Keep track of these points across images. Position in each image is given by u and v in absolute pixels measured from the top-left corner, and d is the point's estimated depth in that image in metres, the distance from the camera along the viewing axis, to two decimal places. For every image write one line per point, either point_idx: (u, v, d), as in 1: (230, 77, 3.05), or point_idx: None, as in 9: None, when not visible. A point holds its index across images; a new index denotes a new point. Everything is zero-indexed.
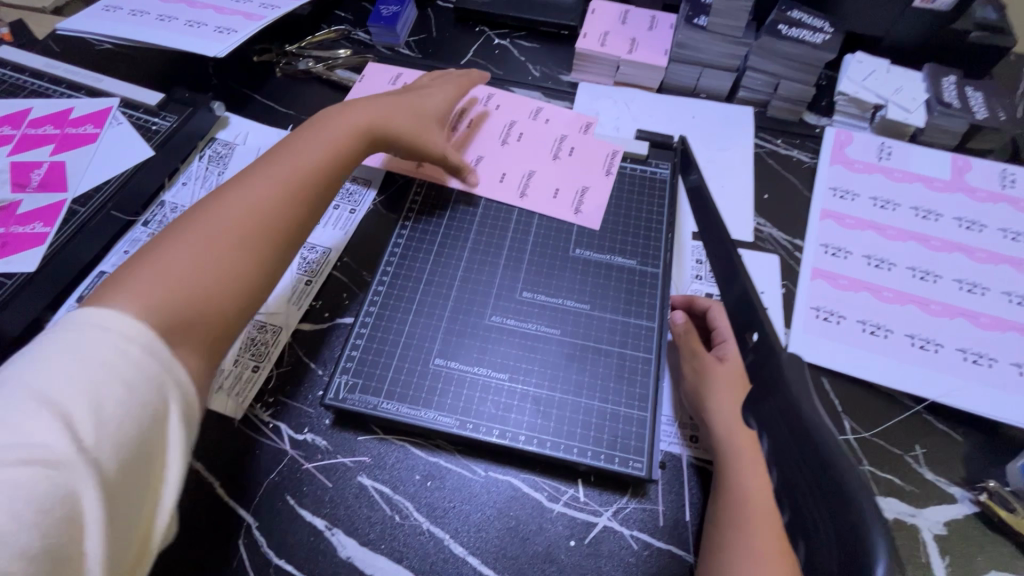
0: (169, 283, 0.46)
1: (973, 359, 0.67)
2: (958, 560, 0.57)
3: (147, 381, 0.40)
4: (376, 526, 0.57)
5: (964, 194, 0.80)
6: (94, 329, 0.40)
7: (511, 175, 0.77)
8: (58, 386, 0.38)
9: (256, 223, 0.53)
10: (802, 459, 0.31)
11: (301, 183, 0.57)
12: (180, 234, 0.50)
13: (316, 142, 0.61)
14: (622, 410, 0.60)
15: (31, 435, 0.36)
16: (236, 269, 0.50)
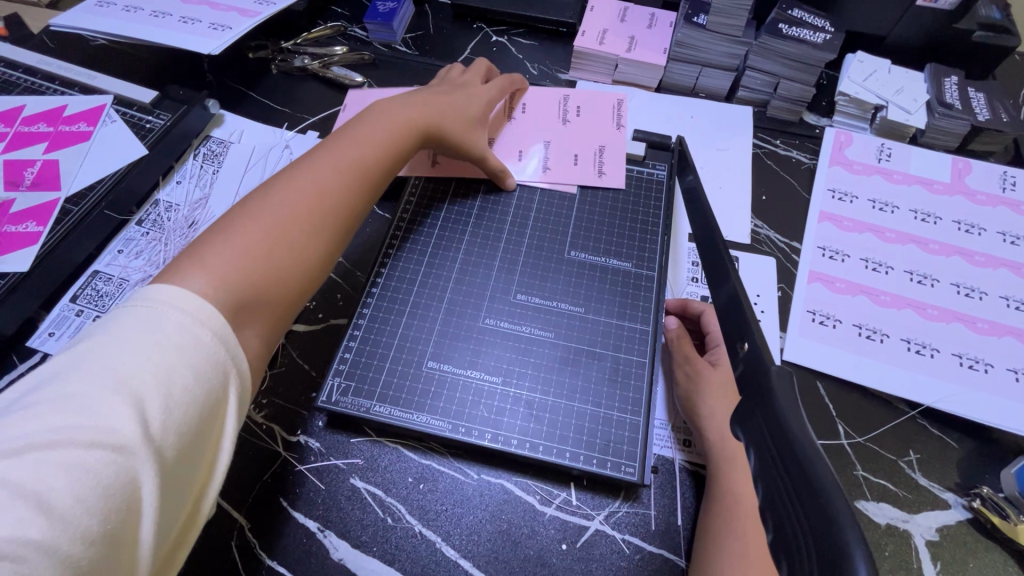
0: (237, 268, 0.49)
1: (969, 364, 0.67)
2: (949, 566, 0.57)
3: (212, 367, 0.42)
4: (368, 529, 0.57)
5: (964, 196, 0.80)
6: (165, 318, 0.42)
7: (527, 151, 0.78)
8: (127, 367, 0.39)
9: (314, 215, 0.55)
10: (783, 474, 0.31)
11: (354, 179, 0.59)
12: (243, 219, 0.52)
13: (369, 138, 0.63)
14: (616, 414, 0.59)
15: (102, 417, 0.37)
16: (285, 267, 0.52)
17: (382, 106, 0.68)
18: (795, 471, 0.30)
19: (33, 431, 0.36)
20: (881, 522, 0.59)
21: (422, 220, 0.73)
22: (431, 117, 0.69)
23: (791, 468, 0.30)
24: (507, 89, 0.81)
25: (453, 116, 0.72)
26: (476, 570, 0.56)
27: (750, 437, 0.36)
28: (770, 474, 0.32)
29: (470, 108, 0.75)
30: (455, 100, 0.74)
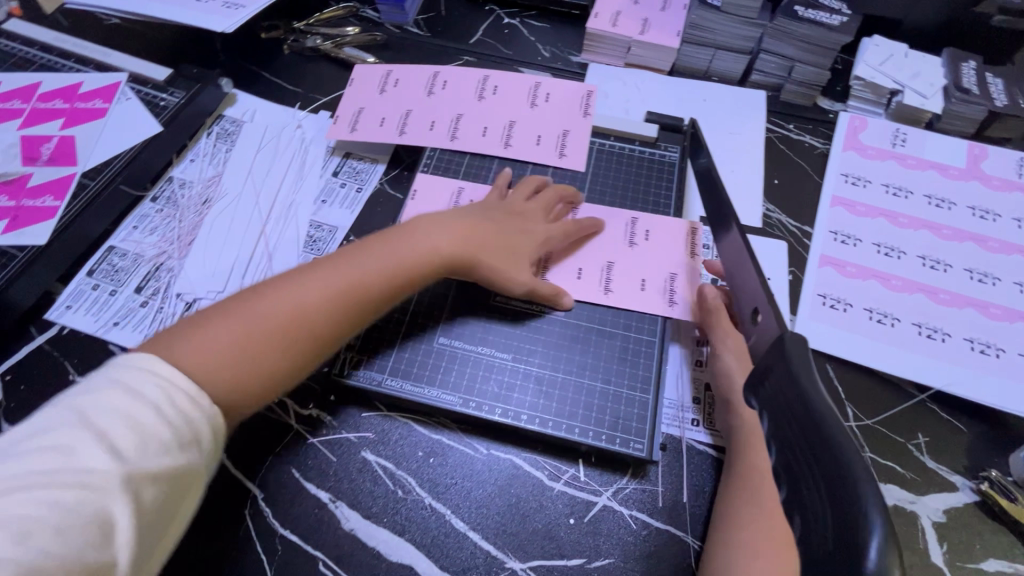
0: (214, 363, 0.48)
1: (980, 349, 0.67)
2: (955, 547, 0.57)
3: (187, 425, 0.44)
4: (378, 501, 0.58)
5: (979, 182, 0.79)
6: (144, 373, 0.44)
7: (585, 263, 0.68)
8: (103, 419, 0.42)
9: (302, 321, 0.53)
10: (800, 434, 0.31)
11: (354, 293, 0.55)
12: (232, 309, 0.52)
13: (380, 267, 0.58)
14: (625, 392, 0.60)
15: (81, 461, 0.40)
16: (263, 364, 0.51)
17: (417, 229, 0.62)
18: (814, 430, 0.30)
19: (13, 475, 0.39)
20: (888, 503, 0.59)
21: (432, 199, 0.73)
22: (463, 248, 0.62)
23: (810, 428, 0.30)
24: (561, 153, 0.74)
25: (497, 252, 0.63)
26: (485, 542, 0.57)
27: (761, 400, 0.35)
28: (783, 433, 0.32)
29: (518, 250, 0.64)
30: (504, 233, 0.64)
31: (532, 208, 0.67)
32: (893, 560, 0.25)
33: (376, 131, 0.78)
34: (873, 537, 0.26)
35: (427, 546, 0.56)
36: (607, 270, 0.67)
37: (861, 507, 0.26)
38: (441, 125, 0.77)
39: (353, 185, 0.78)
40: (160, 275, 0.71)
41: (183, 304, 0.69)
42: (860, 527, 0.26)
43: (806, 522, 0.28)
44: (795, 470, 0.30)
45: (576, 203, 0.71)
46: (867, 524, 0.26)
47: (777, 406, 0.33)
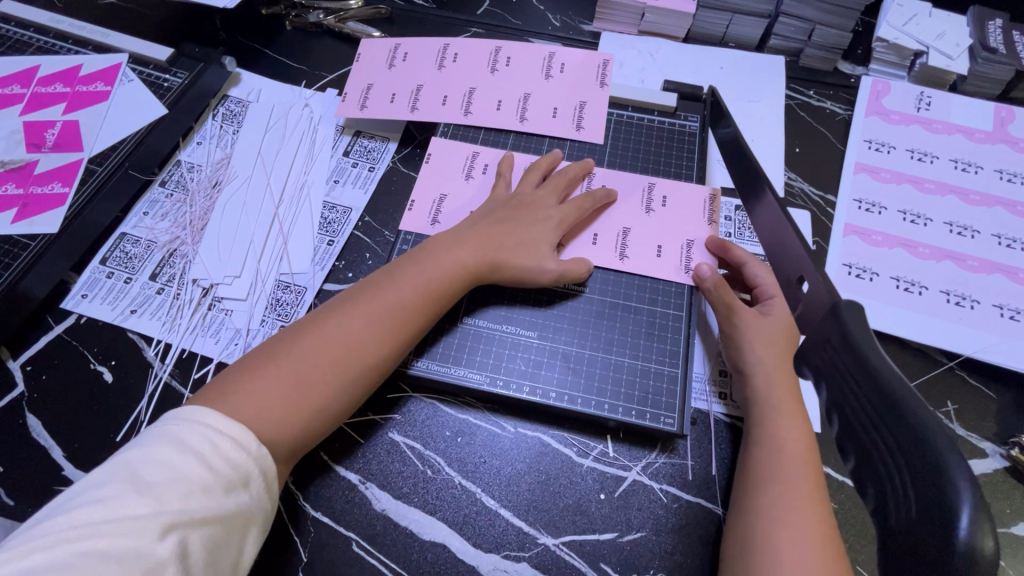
0: (265, 413, 0.50)
1: (1009, 315, 0.66)
2: (986, 513, 0.57)
3: (231, 470, 0.46)
4: (409, 480, 0.58)
5: (1007, 145, 0.77)
6: (185, 423, 0.47)
7: (601, 235, 0.66)
8: (150, 472, 0.44)
9: (343, 360, 0.54)
10: (875, 416, 0.34)
11: (389, 324, 0.56)
12: (272, 358, 0.53)
13: (406, 289, 0.57)
14: (653, 366, 0.59)
15: (131, 511, 0.41)
16: (309, 399, 0.52)
17: (436, 246, 0.61)
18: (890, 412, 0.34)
19: (62, 532, 0.40)
20: None
21: (447, 180, 0.71)
22: (490, 260, 0.61)
23: (884, 408, 0.34)
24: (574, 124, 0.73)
25: (524, 254, 0.61)
26: (517, 518, 0.57)
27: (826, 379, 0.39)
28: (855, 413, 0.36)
29: (532, 238, 0.62)
30: (517, 227, 0.63)
31: (543, 192, 0.66)
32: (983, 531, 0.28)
33: (388, 109, 0.76)
34: (962, 509, 0.29)
35: (458, 524, 0.56)
36: (623, 236, 0.66)
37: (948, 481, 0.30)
38: (454, 100, 0.75)
39: (365, 164, 0.77)
40: (174, 261, 0.70)
41: (200, 290, 0.68)
42: (949, 500, 0.29)
43: (887, 499, 0.32)
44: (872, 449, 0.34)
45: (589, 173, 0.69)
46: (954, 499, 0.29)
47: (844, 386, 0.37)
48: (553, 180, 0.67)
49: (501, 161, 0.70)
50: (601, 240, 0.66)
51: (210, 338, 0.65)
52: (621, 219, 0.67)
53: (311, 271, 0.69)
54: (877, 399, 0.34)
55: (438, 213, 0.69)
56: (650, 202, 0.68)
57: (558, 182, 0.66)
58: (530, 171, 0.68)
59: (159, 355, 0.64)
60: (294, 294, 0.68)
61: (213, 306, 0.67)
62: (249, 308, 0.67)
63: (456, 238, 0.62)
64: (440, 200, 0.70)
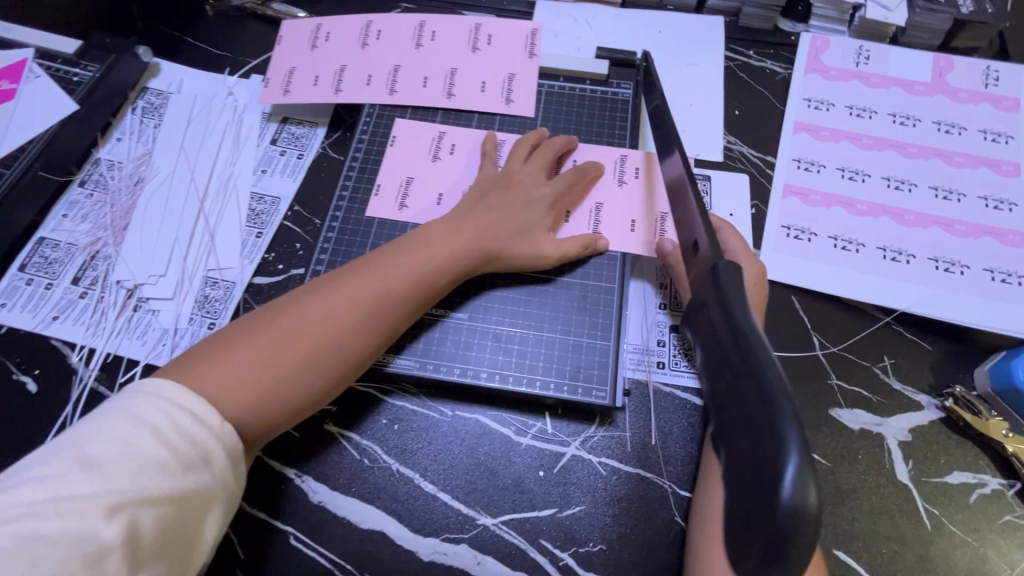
0: (235, 398, 0.49)
1: (945, 268, 0.66)
2: (921, 464, 0.58)
3: (191, 449, 0.45)
4: (345, 471, 0.57)
5: (945, 96, 0.76)
6: (148, 397, 0.46)
7: (575, 211, 0.65)
8: (103, 448, 0.43)
9: (321, 344, 0.53)
10: (732, 376, 0.30)
11: (374, 312, 0.54)
12: (250, 334, 0.52)
13: (391, 276, 0.56)
14: (584, 341, 0.60)
15: (79, 489, 0.41)
16: (289, 382, 0.52)
17: (430, 231, 0.59)
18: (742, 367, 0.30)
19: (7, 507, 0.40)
20: (854, 428, 0.59)
21: (412, 162, 0.69)
22: (489, 244, 0.59)
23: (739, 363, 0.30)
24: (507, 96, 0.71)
25: (519, 237, 0.60)
26: (456, 501, 0.56)
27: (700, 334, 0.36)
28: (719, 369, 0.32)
29: (525, 219, 0.61)
30: (510, 210, 0.61)
31: (532, 170, 0.64)
32: (807, 484, 0.25)
33: (312, 92, 0.73)
34: (789, 463, 0.25)
35: (397, 510, 0.56)
36: (596, 211, 0.65)
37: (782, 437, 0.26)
38: (379, 79, 0.73)
39: (293, 151, 0.74)
40: (97, 263, 0.67)
41: (125, 292, 0.66)
42: (779, 453, 0.26)
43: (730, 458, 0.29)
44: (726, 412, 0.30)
45: (573, 149, 0.67)
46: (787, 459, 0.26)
47: (712, 345, 0.34)
48: (541, 154, 0.65)
49: (484, 142, 0.68)
50: (574, 217, 0.65)
51: (136, 340, 0.63)
52: (596, 193, 0.66)
53: (239, 265, 0.67)
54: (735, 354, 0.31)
55: (405, 196, 0.67)
56: (624, 178, 0.67)
57: (545, 157, 0.65)
58: (518, 146, 0.66)
59: (83, 360, 0.62)
60: (223, 290, 0.66)
61: (139, 307, 0.65)
62: (176, 307, 0.65)
63: (458, 221, 0.60)
64: (407, 183, 0.68)
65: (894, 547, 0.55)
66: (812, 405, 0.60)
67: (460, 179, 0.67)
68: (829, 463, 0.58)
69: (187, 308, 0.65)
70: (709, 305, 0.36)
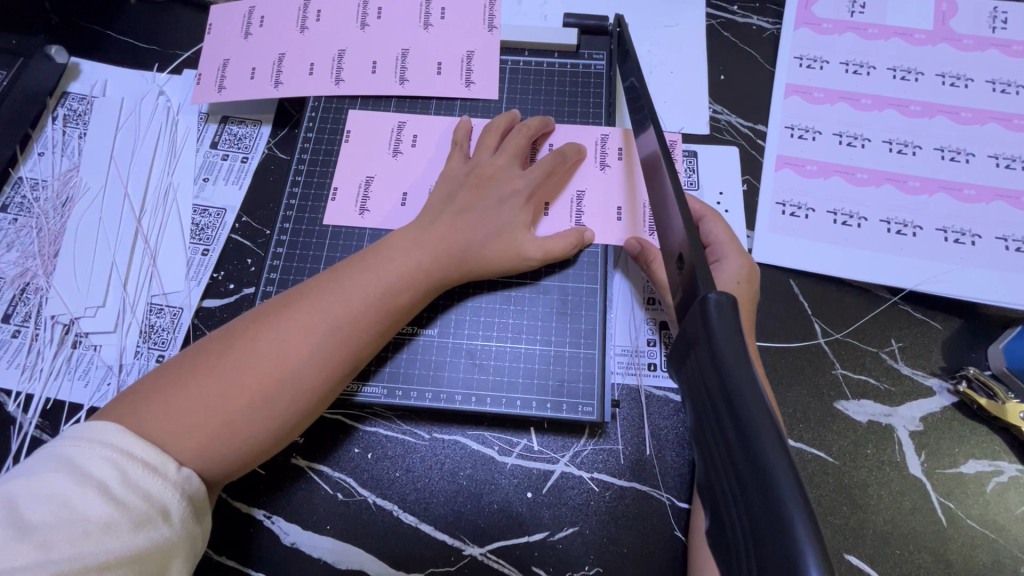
0: (186, 440, 0.43)
1: (955, 238, 0.61)
2: (935, 454, 0.54)
3: (144, 502, 0.39)
4: (319, 508, 0.53)
5: (948, 44, 0.69)
6: (92, 446, 0.40)
7: (553, 202, 0.59)
8: (38, 510, 0.37)
9: (278, 378, 0.46)
10: (730, 461, 0.27)
11: (338, 338, 0.48)
12: (197, 368, 0.46)
13: (356, 296, 0.50)
14: (568, 350, 0.55)
15: (9, 560, 0.34)
16: (249, 419, 0.45)
17: (395, 243, 0.53)
18: (744, 453, 0.26)
19: None
20: (862, 420, 0.55)
21: (370, 159, 0.61)
22: (463, 244, 0.53)
23: (738, 447, 0.27)
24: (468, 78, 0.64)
25: (494, 236, 0.54)
26: (440, 532, 0.52)
27: (687, 382, 0.32)
28: (710, 444, 0.29)
29: (501, 219, 0.54)
30: (484, 212, 0.54)
31: (504, 161, 0.57)
32: None
33: (248, 87, 0.65)
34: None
35: (376, 546, 0.52)
36: (577, 200, 0.59)
37: (797, 557, 0.23)
38: (322, 67, 0.65)
39: (236, 155, 0.67)
40: (28, 297, 0.61)
41: (62, 327, 0.60)
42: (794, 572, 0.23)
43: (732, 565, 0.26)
44: (722, 500, 0.27)
45: (549, 131, 0.60)
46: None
47: (703, 402, 0.30)
48: (514, 140, 0.58)
49: (455, 131, 0.60)
50: (554, 208, 0.58)
51: (78, 380, 0.58)
52: (577, 180, 0.59)
53: (185, 289, 0.61)
54: (732, 433, 0.27)
55: (366, 200, 0.60)
56: (605, 162, 0.60)
57: (519, 143, 0.58)
58: (485, 134, 0.59)
59: (21, 408, 0.56)
60: (169, 318, 0.60)
61: (79, 344, 0.59)
62: (119, 341, 0.59)
63: (430, 227, 0.54)
64: (367, 184, 0.61)
65: (908, 547, 0.51)
66: (816, 399, 0.56)
67: (425, 175, 0.60)
68: (837, 462, 0.54)
69: (132, 341, 0.59)
70: (698, 348, 0.31)
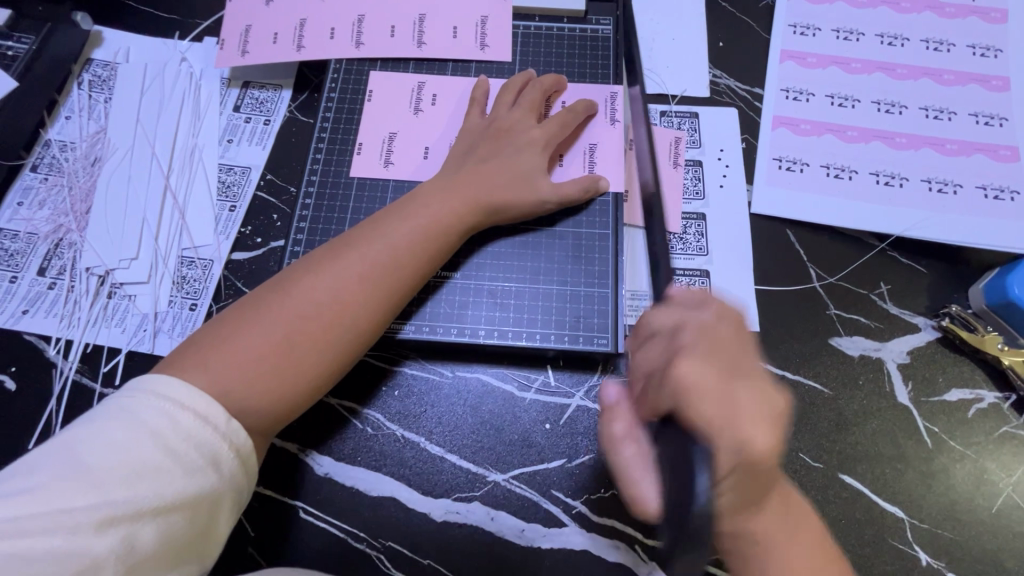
0: (248, 382, 0.47)
1: (938, 189, 0.65)
2: (920, 384, 0.58)
3: (194, 451, 0.42)
4: (349, 441, 0.56)
5: (932, 11, 0.73)
6: (146, 398, 0.43)
7: (567, 153, 0.62)
8: (96, 455, 0.40)
9: (329, 322, 0.49)
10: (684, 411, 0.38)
11: (380, 284, 0.52)
12: (251, 317, 0.49)
13: (394, 245, 0.53)
14: (583, 290, 0.59)
15: (73, 500, 0.38)
16: (303, 362, 0.49)
17: (424, 194, 0.56)
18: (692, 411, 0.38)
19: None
20: (854, 354, 0.60)
21: (392, 117, 0.65)
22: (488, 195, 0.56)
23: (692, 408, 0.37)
24: (482, 42, 0.67)
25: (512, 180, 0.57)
26: (464, 461, 0.56)
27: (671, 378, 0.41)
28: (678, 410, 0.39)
29: (520, 166, 0.58)
30: (504, 160, 0.58)
31: (520, 115, 0.61)
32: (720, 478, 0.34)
33: (271, 51, 0.68)
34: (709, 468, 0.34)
35: (405, 475, 0.55)
36: (589, 153, 0.62)
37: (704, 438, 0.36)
38: (342, 31, 0.68)
39: (259, 117, 0.69)
40: (62, 251, 0.63)
41: (96, 279, 0.62)
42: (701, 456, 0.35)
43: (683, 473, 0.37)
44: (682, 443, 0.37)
45: (561, 89, 0.64)
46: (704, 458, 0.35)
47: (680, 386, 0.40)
48: (529, 97, 0.62)
49: (474, 87, 0.64)
50: (568, 160, 0.62)
51: (115, 327, 0.60)
52: (589, 134, 0.63)
53: (214, 242, 0.64)
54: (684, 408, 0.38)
55: (390, 153, 0.63)
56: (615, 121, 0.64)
57: (533, 99, 0.62)
58: (504, 91, 0.63)
59: (61, 353, 0.59)
60: (200, 269, 0.63)
61: (114, 294, 0.62)
62: (153, 291, 0.62)
63: (458, 178, 0.57)
64: (390, 139, 0.64)
65: (897, 467, 0.56)
66: (811, 336, 0.60)
67: (445, 131, 0.64)
68: (831, 392, 0.58)
69: (165, 291, 0.62)
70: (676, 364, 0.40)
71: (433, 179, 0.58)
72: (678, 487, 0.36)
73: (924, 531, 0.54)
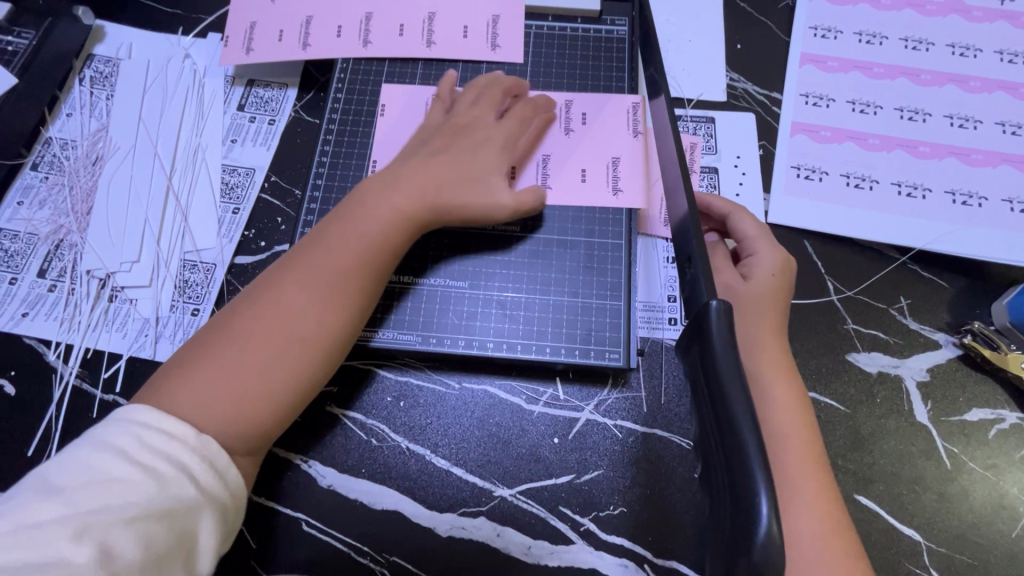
0: (213, 409, 0.44)
1: (962, 201, 0.63)
2: (940, 403, 0.57)
3: (164, 462, 0.40)
4: (354, 453, 0.55)
5: (959, 15, 0.71)
6: (116, 418, 0.42)
7: (521, 165, 0.60)
8: (64, 474, 0.39)
9: (289, 337, 0.47)
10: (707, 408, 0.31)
11: (334, 290, 0.49)
12: (206, 349, 0.46)
13: (343, 249, 0.50)
14: (594, 302, 0.57)
15: (41, 517, 0.37)
16: (267, 381, 0.46)
17: (364, 193, 0.53)
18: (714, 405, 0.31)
19: None
20: (872, 371, 0.58)
21: (402, 120, 0.63)
22: (443, 189, 0.54)
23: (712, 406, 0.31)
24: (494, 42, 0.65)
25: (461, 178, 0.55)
26: (470, 475, 0.55)
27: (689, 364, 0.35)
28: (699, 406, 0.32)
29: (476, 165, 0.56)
30: (458, 155, 0.56)
31: (478, 113, 0.59)
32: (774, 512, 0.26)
33: (277, 49, 0.66)
34: (761, 501, 0.27)
35: (411, 488, 0.54)
36: (613, 167, 0.60)
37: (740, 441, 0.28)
38: (350, 29, 0.66)
39: (264, 117, 0.68)
40: (63, 253, 0.62)
41: (97, 282, 0.61)
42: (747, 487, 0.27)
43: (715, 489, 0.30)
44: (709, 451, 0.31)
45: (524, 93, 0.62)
46: (749, 471, 0.27)
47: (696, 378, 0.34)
48: (489, 94, 0.60)
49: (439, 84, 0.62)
50: (522, 171, 0.60)
51: (116, 332, 0.59)
52: (613, 148, 0.61)
53: (218, 246, 0.62)
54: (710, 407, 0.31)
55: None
56: (589, 120, 0.62)
57: (494, 97, 0.60)
58: (466, 91, 0.61)
59: (62, 358, 0.58)
60: (203, 273, 0.61)
61: (115, 298, 0.61)
62: (155, 295, 0.61)
63: (405, 176, 0.54)
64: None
65: (915, 488, 0.54)
66: (829, 352, 0.59)
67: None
68: (847, 409, 0.57)
69: (167, 295, 0.60)
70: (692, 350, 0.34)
71: (379, 178, 0.55)
72: (730, 512, 0.28)
73: (941, 555, 0.52)
